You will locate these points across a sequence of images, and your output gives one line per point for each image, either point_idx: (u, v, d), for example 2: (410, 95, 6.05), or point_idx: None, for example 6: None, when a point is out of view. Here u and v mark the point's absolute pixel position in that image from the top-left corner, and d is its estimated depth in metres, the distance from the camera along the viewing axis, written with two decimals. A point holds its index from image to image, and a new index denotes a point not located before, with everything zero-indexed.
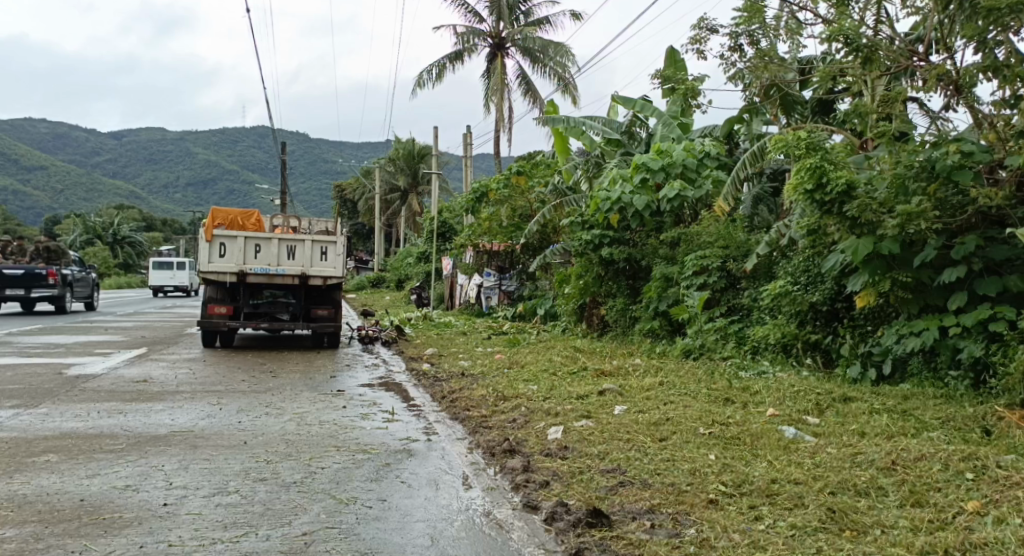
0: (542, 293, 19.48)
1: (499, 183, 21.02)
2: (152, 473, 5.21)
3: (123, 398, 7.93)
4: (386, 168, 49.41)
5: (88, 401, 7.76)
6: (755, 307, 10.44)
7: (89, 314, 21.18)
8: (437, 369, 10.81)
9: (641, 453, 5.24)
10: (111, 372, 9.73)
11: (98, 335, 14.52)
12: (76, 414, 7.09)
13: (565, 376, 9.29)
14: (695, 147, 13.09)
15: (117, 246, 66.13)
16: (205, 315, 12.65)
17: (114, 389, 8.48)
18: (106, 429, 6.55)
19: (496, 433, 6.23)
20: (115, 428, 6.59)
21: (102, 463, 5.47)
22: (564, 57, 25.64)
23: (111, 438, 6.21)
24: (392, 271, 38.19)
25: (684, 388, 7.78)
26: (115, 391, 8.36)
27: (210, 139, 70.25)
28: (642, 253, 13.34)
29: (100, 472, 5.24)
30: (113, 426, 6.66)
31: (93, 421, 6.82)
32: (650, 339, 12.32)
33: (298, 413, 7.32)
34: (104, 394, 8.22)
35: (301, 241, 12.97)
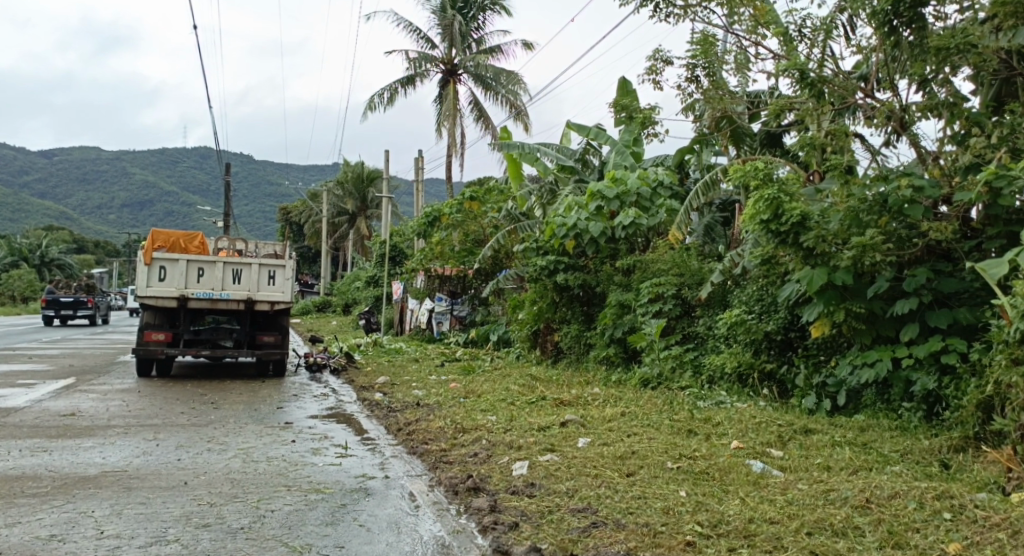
0: (495, 319, 19.34)
1: (452, 208, 20.84)
2: (81, 521, 4.87)
3: (50, 435, 7.49)
4: (334, 192, 48.86)
5: (10, 438, 7.29)
6: (711, 336, 10.44)
7: (12, 340, 20.31)
8: (390, 398, 10.51)
9: (612, 491, 5.12)
10: (37, 404, 9.23)
11: (26, 364, 13.87)
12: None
13: (522, 406, 9.13)
14: (649, 175, 13.20)
15: (47, 268, 63.79)
16: (141, 342, 12.16)
17: (37, 424, 8.01)
18: (30, 469, 6.13)
19: (456, 469, 6.02)
20: (38, 468, 6.19)
21: (25, 510, 5.10)
22: (516, 84, 25.71)
23: (33, 481, 5.81)
24: (340, 295, 37.66)
25: (645, 418, 7.69)
26: (39, 427, 7.89)
27: (153, 159, 68.69)
28: (597, 279, 13.29)
29: (22, 520, 4.87)
30: (37, 466, 6.26)
31: (16, 461, 6.40)
32: (605, 367, 12.25)
33: (243, 449, 6.99)
34: (27, 429, 7.76)
35: (247, 265, 12.58)
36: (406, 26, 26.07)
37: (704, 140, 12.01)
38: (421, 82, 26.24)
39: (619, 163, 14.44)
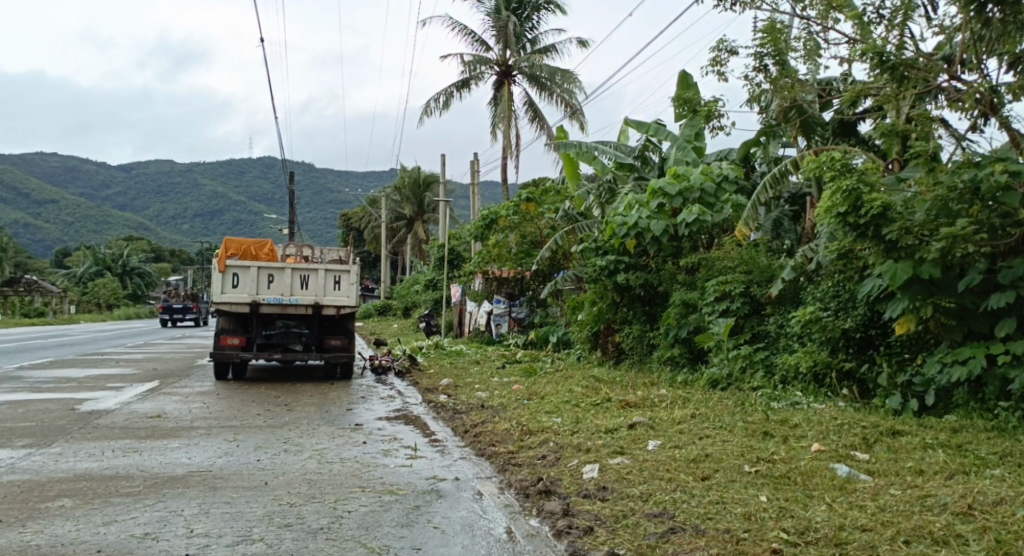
0: (554, 320, 19.20)
1: (509, 210, 20.42)
2: (171, 519, 4.89)
3: (137, 436, 7.62)
4: (392, 197, 49.38)
5: (102, 439, 7.43)
6: (782, 336, 10.10)
7: (96, 346, 20.96)
8: (454, 400, 10.45)
9: (687, 495, 4.93)
10: (125, 406, 9.44)
11: (111, 369, 14.28)
12: (90, 454, 6.76)
13: (588, 408, 8.97)
14: (713, 170, 12.88)
15: (127, 277, 66.01)
16: (217, 346, 12.40)
17: (127, 426, 8.16)
18: (123, 469, 6.22)
19: (525, 472, 5.89)
20: (130, 468, 6.27)
21: (120, 508, 5.15)
22: (572, 84, 25.52)
23: (126, 480, 5.88)
24: (399, 299, 37.98)
25: (718, 420, 7.46)
26: (129, 428, 8.04)
27: (216, 169, 70.44)
28: (659, 278, 13.03)
29: (117, 519, 4.91)
30: (128, 465, 6.35)
31: (108, 461, 6.51)
32: (670, 368, 12.00)
33: (318, 450, 6.98)
34: (118, 430, 7.92)
35: (314, 270, 12.69)
36: (460, 29, 26.14)
37: (769, 131, 11.89)
38: (476, 85, 26.28)
39: (680, 159, 14.16)
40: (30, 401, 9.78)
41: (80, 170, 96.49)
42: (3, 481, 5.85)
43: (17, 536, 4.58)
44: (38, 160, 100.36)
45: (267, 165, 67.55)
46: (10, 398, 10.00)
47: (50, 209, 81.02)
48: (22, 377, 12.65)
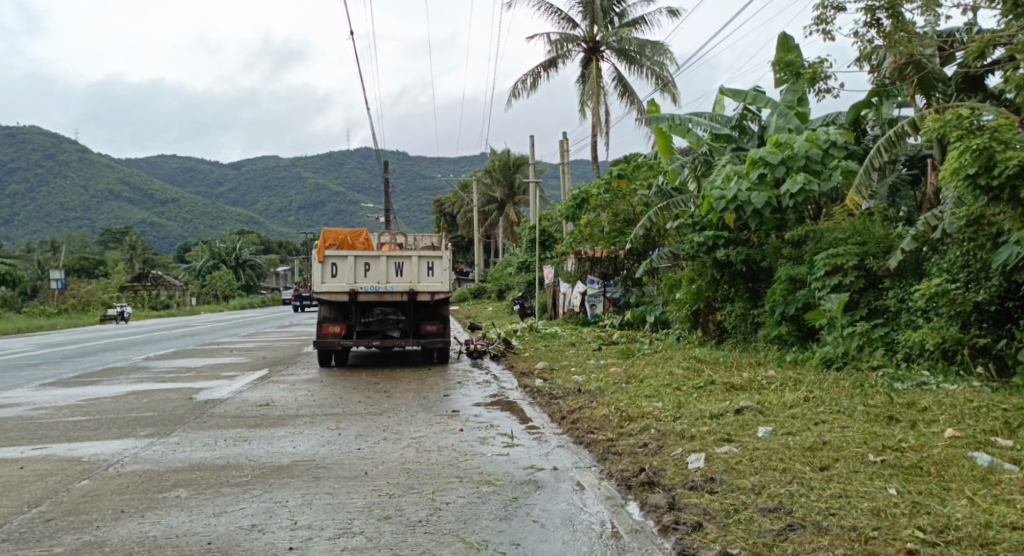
0: (651, 299, 18.77)
1: (600, 188, 20.14)
2: (277, 510, 4.84)
3: (249, 424, 7.65)
4: (483, 181, 49.52)
5: (216, 428, 7.48)
6: (906, 310, 9.53)
7: (211, 335, 21.72)
8: (550, 385, 10.24)
9: (805, 488, 4.55)
10: (238, 395, 9.58)
11: (225, 358, 14.70)
12: (204, 443, 6.80)
13: (689, 392, 8.60)
14: (819, 136, 12.17)
15: (241, 269, 68.71)
16: (320, 335, 12.56)
17: (239, 414, 8.24)
18: (234, 458, 6.21)
19: (625, 461, 5.61)
20: (240, 457, 6.26)
21: (230, 499, 5.12)
22: (662, 56, 24.77)
23: (236, 469, 5.86)
24: (492, 282, 38.06)
25: (833, 404, 7.02)
26: (240, 416, 8.11)
27: (313, 162, 72.30)
28: (762, 253, 12.44)
29: (227, 509, 4.89)
30: (239, 455, 6.33)
31: (221, 450, 6.51)
32: (777, 346, 11.44)
33: (416, 438, 6.88)
34: (231, 419, 7.96)
35: (408, 257, 12.71)
36: (546, 7, 25.73)
37: (885, 91, 11.72)
38: (564, 63, 25.87)
39: (780, 127, 13.45)
40: (152, 391, 10.06)
41: (196, 169, 101.83)
42: (126, 471, 5.89)
43: (134, 527, 4.60)
44: (152, 160, 105.72)
45: (362, 155, 68.94)
46: (135, 389, 10.32)
47: (172, 208, 85.12)
48: (145, 368, 13.10)
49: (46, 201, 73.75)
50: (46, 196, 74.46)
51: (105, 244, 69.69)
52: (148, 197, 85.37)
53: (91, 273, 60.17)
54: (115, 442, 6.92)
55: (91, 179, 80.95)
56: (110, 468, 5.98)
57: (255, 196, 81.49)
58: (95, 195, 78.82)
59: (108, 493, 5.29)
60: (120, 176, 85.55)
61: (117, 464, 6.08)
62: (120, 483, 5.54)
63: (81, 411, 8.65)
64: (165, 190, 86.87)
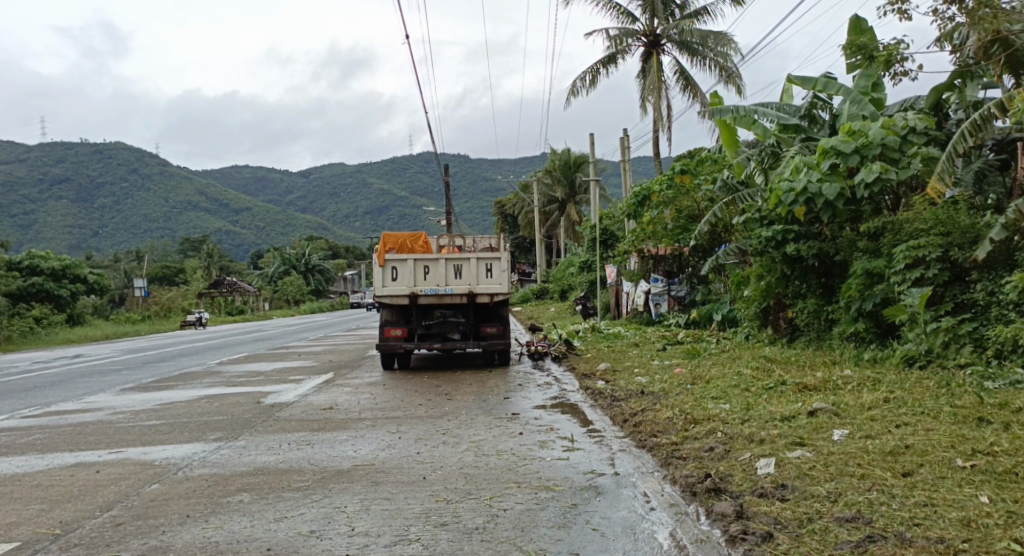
0: (718, 297, 18.32)
1: (662, 184, 19.63)
2: (334, 516, 4.77)
3: (313, 428, 7.64)
4: (544, 181, 49.38)
5: (281, 431, 7.49)
6: (995, 304, 9.01)
7: (282, 339, 22.07)
8: (614, 386, 10.00)
9: (886, 495, 4.24)
10: (303, 398, 9.63)
11: (294, 361, 14.89)
12: (269, 446, 6.81)
13: (759, 393, 8.27)
14: (895, 123, 11.63)
15: (311, 274, 69.94)
16: (382, 338, 12.59)
17: (304, 418, 8.25)
18: (296, 462, 6.18)
19: (690, 467, 5.37)
20: (302, 461, 6.23)
21: (291, 504, 5.08)
22: (724, 47, 24.18)
23: (298, 474, 5.83)
24: (555, 283, 37.85)
25: (915, 406, 6.63)
26: (305, 420, 8.11)
27: (376, 167, 73.27)
28: (836, 247, 11.99)
29: (287, 515, 4.84)
30: (302, 459, 6.30)
31: (284, 454, 6.49)
32: (854, 345, 10.99)
33: (476, 442, 6.75)
34: (296, 423, 7.97)
35: (467, 259, 12.64)
36: (605, 3, 25.44)
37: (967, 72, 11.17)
38: (624, 59, 25.54)
39: (854, 115, 12.90)
40: (222, 395, 10.18)
41: (268, 178, 104.57)
42: (192, 475, 5.92)
43: (197, 532, 4.58)
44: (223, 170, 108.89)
45: (424, 160, 69.58)
46: (206, 393, 10.48)
47: (245, 216, 87.40)
48: (217, 372, 13.33)
49: (130, 212, 76.63)
50: (128, 207, 77.35)
51: (187, 254, 71.83)
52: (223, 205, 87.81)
53: (171, 281, 62.28)
54: (184, 446, 6.98)
55: (167, 190, 83.78)
56: (178, 472, 6.01)
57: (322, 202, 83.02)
58: (177, 207, 80.95)
59: (174, 497, 5.31)
60: (195, 186, 88.28)
61: (186, 468, 6.11)
62: (186, 487, 5.56)
63: (155, 415, 8.79)
64: (236, 199, 89.30)
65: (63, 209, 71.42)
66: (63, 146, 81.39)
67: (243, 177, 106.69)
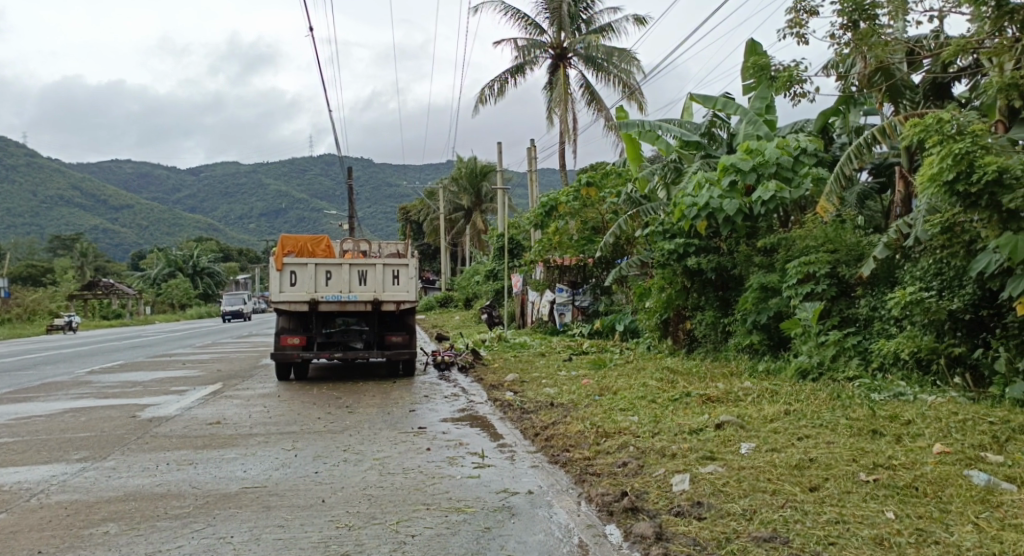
0: (620, 308, 18.57)
1: (568, 196, 19.94)
2: (219, 548, 4.41)
3: (196, 445, 7.17)
4: (449, 189, 49.17)
5: (160, 450, 7.00)
6: (877, 319, 9.38)
7: (170, 347, 21.04)
8: (521, 398, 9.88)
9: (799, 513, 4.23)
10: (187, 412, 9.07)
11: (177, 371, 14.09)
12: (145, 467, 6.32)
13: (664, 405, 8.31)
14: (789, 143, 12.01)
15: (197, 277, 67.27)
16: (278, 346, 12.10)
17: (186, 434, 7.74)
18: (176, 486, 5.75)
19: (604, 484, 5.27)
20: (183, 484, 5.79)
21: (168, 535, 4.69)
22: (629, 63, 24.67)
23: (177, 499, 5.40)
24: (459, 291, 37.64)
25: (815, 418, 6.75)
26: (187, 436, 7.61)
27: (276, 169, 71.22)
28: (733, 261, 12.32)
29: (163, 548, 4.45)
30: (182, 481, 5.87)
31: (163, 476, 6.03)
32: (749, 356, 11.29)
33: (379, 459, 6.46)
34: (178, 439, 7.47)
35: (372, 266, 12.27)
36: (513, 14, 25.52)
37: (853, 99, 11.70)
38: (531, 70, 25.67)
39: (750, 135, 13.29)
40: (94, 409, 9.49)
41: (159, 176, 100.21)
42: (51, 502, 5.42)
43: None
44: (113, 166, 103.88)
45: (328, 163, 68.15)
46: (76, 406, 9.75)
47: (131, 215, 83.46)
48: (89, 382, 12.45)
49: None
50: None
51: (58, 252, 67.89)
52: (105, 204, 83.53)
53: (40, 281, 58.85)
54: (43, 468, 6.42)
55: (47, 185, 78.98)
56: (32, 499, 5.50)
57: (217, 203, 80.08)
58: (48, 201, 77.03)
59: (25, 531, 4.83)
60: (75, 182, 83.49)
61: (41, 495, 5.59)
62: (39, 517, 5.08)
63: (10, 432, 8.07)
64: (123, 197, 85.22)
65: None
66: None
67: (131, 173, 101.80)
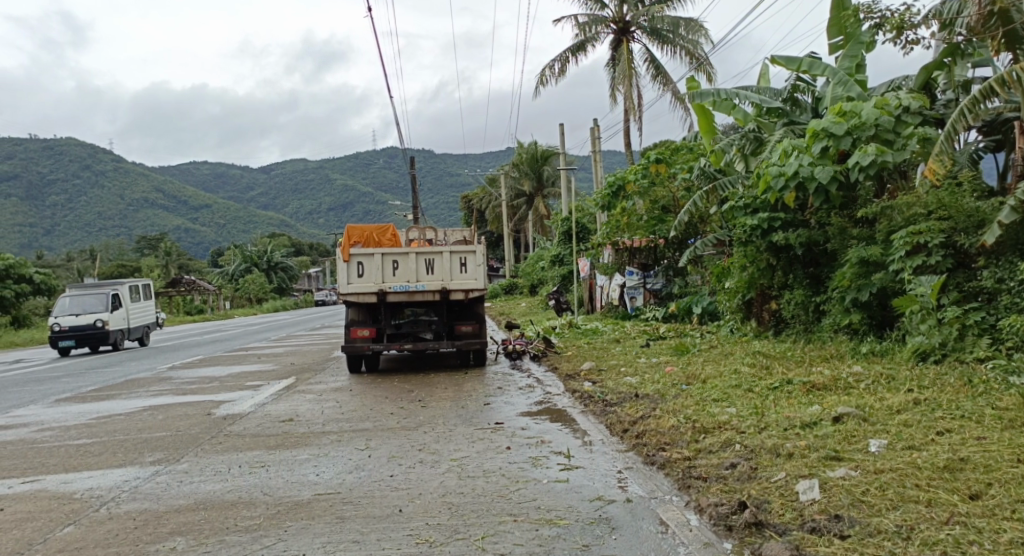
0: (696, 289, 17.68)
1: (637, 174, 19.11)
2: None
3: (269, 445, 6.70)
4: (511, 174, 48.57)
5: (232, 450, 6.54)
6: (1004, 292, 8.47)
7: (245, 341, 20.93)
8: (603, 388, 9.18)
9: (972, 531, 3.46)
10: (260, 408, 8.65)
11: (250, 365, 13.80)
12: (215, 471, 5.85)
13: (765, 395, 7.55)
14: (887, 102, 11.00)
15: (271, 271, 68.43)
16: (348, 339, 11.67)
17: (259, 433, 7.28)
18: (245, 492, 5.24)
19: (714, 491, 4.54)
20: (254, 490, 5.29)
21: (235, 552, 4.16)
22: (695, 34, 23.58)
23: (247, 508, 4.90)
24: (526, 276, 37.02)
25: (952, 410, 5.96)
26: (260, 435, 7.16)
27: (341, 162, 71.73)
28: (825, 235, 11.38)
29: None
30: (253, 487, 5.36)
31: (234, 481, 5.54)
32: (847, 337, 10.40)
33: (458, 460, 5.86)
34: (250, 439, 7.00)
35: (440, 253, 11.72)
36: None
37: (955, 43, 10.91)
38: (594, 47, 24.81)
39: (840, 97, 12.26)
40: (167, 406, 9.15)
41: (229, 175, 102.33)
42: (120, 512, 4.96)
43: None
44: (186, 167, 106.66)
45: (392, 155, 68.31)
46: (151, 403, 9.44)
47: (206, 213, 85.49)
48: (165, 379, 12.19)
49: (84, 211, 74.46)
50: (83, 207, 74.96)
51: (142, 251, 69.68)
52: (182, 203, 85.75)
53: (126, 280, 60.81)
54: (115, 472, 6.01)
55: (130, 188, 81.36)
56: (99, 509, 5.05)
57: (286, 198, 81.12)
58: (131, 204, 79.34)
59: (88, 548, 4.36)
60: (154, 184, 85.91)
61: (110, 504, 5.16)
62: (105, 531, 4.61)
63: (86, 432, 7.75)
64: (198, 196, 87.41)
65: (16, 209, 69.00)
66: (15, 144, 79.03)
67: (205, 174, 104.14)
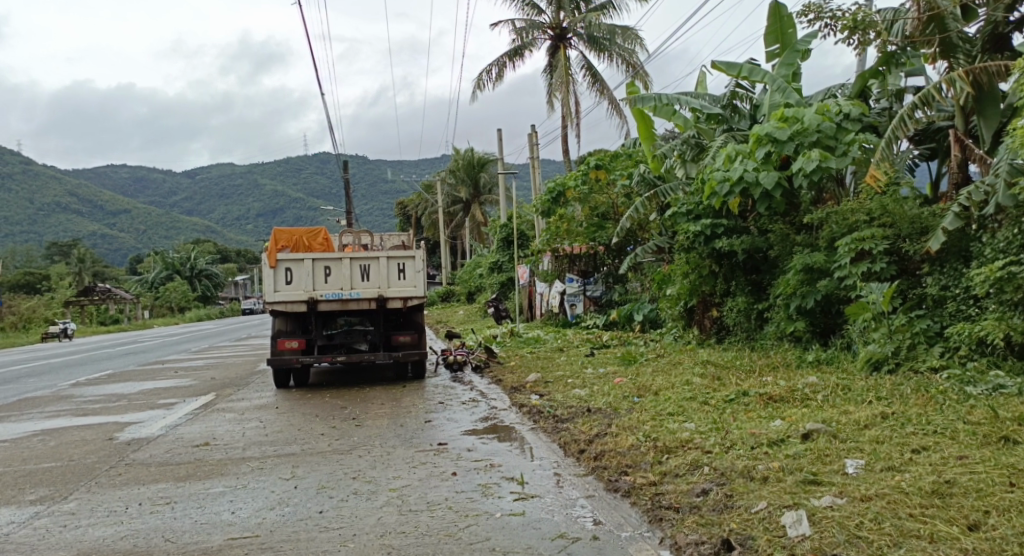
0: (637, 297, 17.44)
1: (577, 180, 18.84)
2: None
3: (177, 476, 5.98)
4: (447, 181, 47.90)
5: (132, 484, 5.83)
6: (951, 299, 8.32)
7: (159, 353, 19.72)
8: (550, 402, 8.69)
9: None
10: (170, 432, 7.86)
11: (164, 382, 12.79)
12: (111, 511, 5.14)
13: (721, 408, 7.19)
14: (830, 107, 10.72)
15: (195, 279, 66.10)
16: (275, 352, 10.92)
17: (167, 461, 6.56)
18: (143, 539, 4.56)
19: (690, 525, 4.12)
20: (154, 535, 4.62)
21: None
22: (632, 42, 23.47)
23: None
24: (462, 283, 36.49)
25: (922, 424, 5.65)
26: (168, 464, 6.43)
27: (270, 167, 69.93)
28: (767, 242, 11.18)
29: None
30: (153, 531, 4.69)
31: (130, 524, 4.85)
32: (791, 345, 10.19)
33: (397, 491, 5.28)
34: (156, 469, 6.27)
35: (375, 259, 11.07)
36: None
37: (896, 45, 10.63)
38: (530, 53, 24.48)
39: (779, 103, 12.05)
40: (66, 430, 8.28)
41: (152, 180, 98.92)
42: None
43: None
44: (107, 171, 102.65)
45: (324, 161, 66.91)
46: (46, 427, 8.54)
47: (126, 220, 82.30)
48: (64, 398, 11.12)
49: None
50: None
51: (54, 258, 66.38)
52: (99, 208, 82.32)
53: (36, 289, 57.80)
54: None
55: (42, 193, 77.63)
56: None
57: (212, 203, 78.56)
58: (42, 209, 75.42)
59: None
60: (68, 189, 81.95)
61: None
62: None
63: None
64: (117, 202, 84.11)
65: None
66: None
67: (124, 179, 100.46)
